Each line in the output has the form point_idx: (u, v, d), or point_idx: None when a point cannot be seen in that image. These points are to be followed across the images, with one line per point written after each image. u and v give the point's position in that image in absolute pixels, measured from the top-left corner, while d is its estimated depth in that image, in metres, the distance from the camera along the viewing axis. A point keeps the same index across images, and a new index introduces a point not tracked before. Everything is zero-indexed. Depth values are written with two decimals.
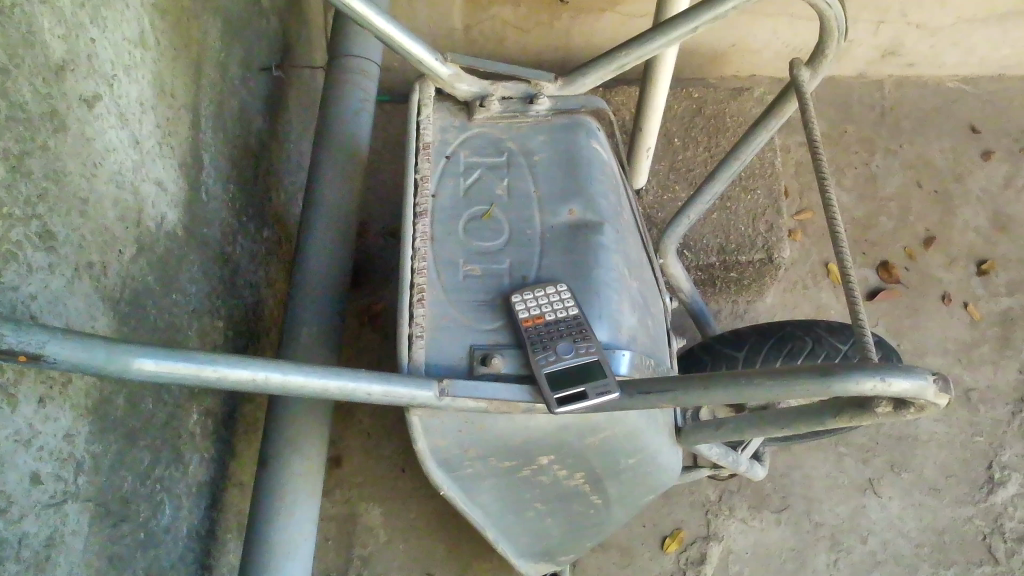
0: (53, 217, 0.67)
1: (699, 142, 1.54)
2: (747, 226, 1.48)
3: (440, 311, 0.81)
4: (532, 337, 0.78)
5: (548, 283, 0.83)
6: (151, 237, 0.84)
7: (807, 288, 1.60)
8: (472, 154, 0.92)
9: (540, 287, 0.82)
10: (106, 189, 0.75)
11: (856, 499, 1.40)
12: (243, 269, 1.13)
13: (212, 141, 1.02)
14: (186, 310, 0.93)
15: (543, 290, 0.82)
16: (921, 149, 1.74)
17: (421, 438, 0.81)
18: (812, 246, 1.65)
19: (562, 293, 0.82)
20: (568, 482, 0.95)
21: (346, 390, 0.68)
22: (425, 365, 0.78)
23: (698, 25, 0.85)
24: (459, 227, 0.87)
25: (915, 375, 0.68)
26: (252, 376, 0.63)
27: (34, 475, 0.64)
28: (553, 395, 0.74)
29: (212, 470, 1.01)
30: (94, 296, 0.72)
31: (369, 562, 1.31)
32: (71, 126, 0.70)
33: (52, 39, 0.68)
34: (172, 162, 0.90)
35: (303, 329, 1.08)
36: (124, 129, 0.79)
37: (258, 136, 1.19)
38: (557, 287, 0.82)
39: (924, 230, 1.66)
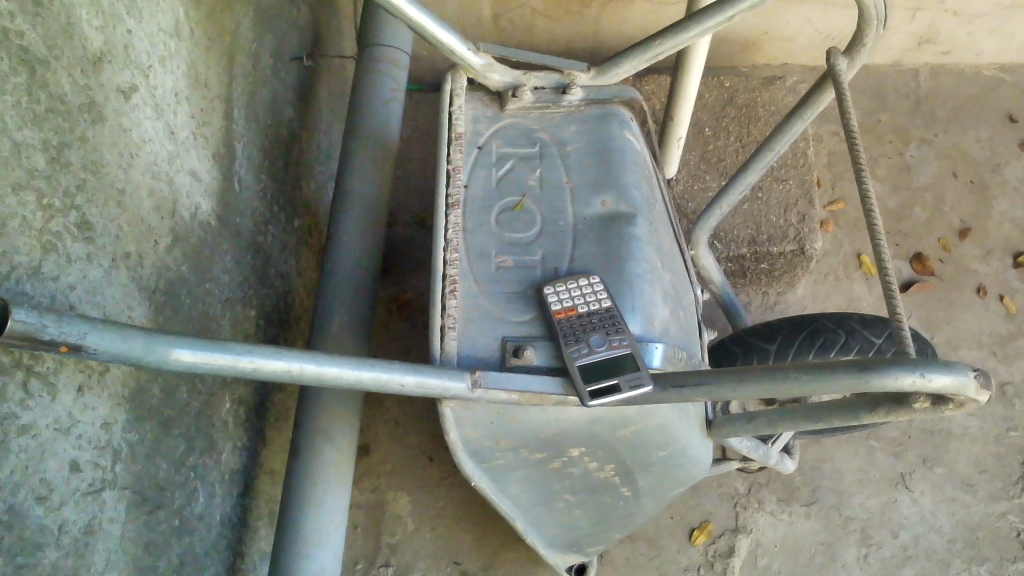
0: (92, 207, 0.68)
1: (730, 132, 1.52)
2: (779, 217, 1.46)
3: (472, 303, 0.81)
4: (565, 330, 0.78)
5: (580, 275, 0.83)
6: (185, 227, 0.85)
7: (839, 279, 1.59)
8: (504, 145, 0.91)
9: (573, 278, 0.82)
10: (142, 179, 0.76)
11: (888, 493, 1.39)
12: (274, 258, 1.14)
13: (245, 132, 1.03)
14: (220, 299, 0.94)
15: (576, 282, 0.82)
16: (957, 139, 1.71)
17: (453, 430, 0.81)
18: (844, 237, 1.63)
19: (594, 285, 0.81)
20: (598, 474, 0.95)
21: (380, 380, 0.68)
22: (457, 357, 0.78)
23: (735, 14, 0.84)
24: (491, 219, 0.86)
25: (956, 371, 0.67)
26: (287, 367, 0.64)
27: (73, 463, 0.65)
28: (586, 388, 0.74)
29: (245, 457, 1.02)
30: (130, 285, 0.73)
31: (398, 550, 1.32)
32: (108, 117, 0.70)
33: (90, 30, 0.68)
34: (206, 153, 0.90)
35: (334, 318, 1.08)
36: (160, 120, 0.80)
37: (290, 125, 1.20)
38: (590, 278, 0.82)
39: (959, 221, 1.63)
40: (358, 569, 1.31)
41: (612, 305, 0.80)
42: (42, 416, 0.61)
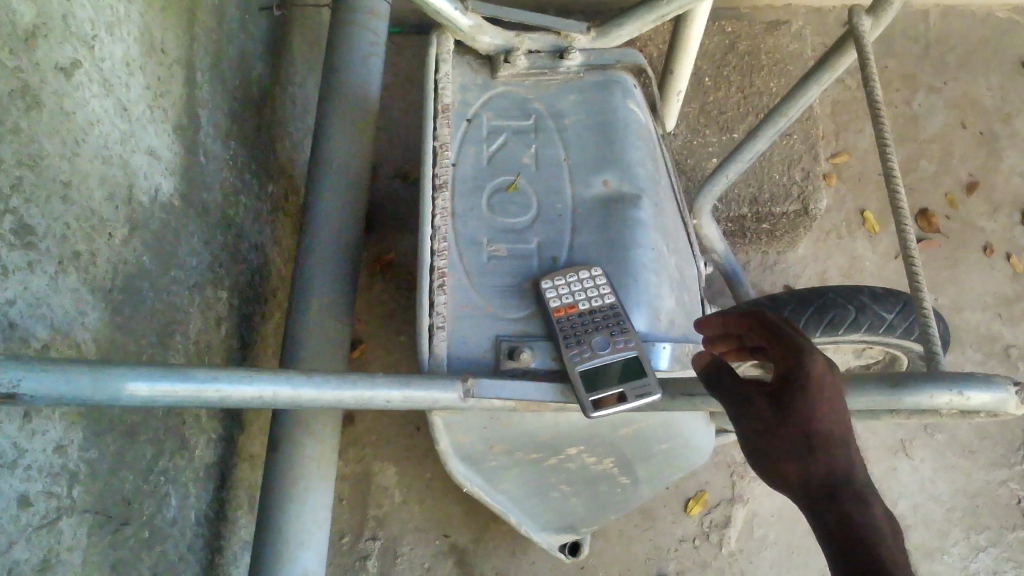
0: (30, 208, 0.59)
1: (731, 82, 1.43)
2: (781, 175, 1.39)
3: (463, 297, 0.74)
4: (566, 331, 0.71)
5: (581, 265, 0.76)
6: (144, 214, 0.76)
7: (841, 237, 1.52)
8: (496, 117, 0.83)
9: (574, 270, 0.75)
10: (92, 167, 0.67)
11: (887, 461, 1.36)
12: (247, 230, 1.06)
13: (209, 96, 0.93)
14: (187, 286, 0.86)
15: (577, 274, 0.74)
16: (967, 86, 1.63)
17: (443, 436, 0.74)
18: (847, 192, 1.56)
19: (596, 278, 0.74)
20: (595, 466, 0.90)
21: (363, 399, 0.62)
22: (447, 360, 0.71)
23: None
24: (483, 202, 0.79)
25: (997, 387, 0.61)
26: (258, 394, 0.57)
27: (22, 498, 0.58)
28: (590, 399, 0.66)
29: (220, 448, 0.96)
30: (82, 289, 0.65)
31: (384, 523, 1.29)
32: (46, 101, 0.61)
33: (19, 2, 0.58)
34: (166, 127, 0.81)
35: (313, 297, 1.01)
36: (109, 97, 0.70)
37: (260, 83, 1.10)
38: (591, 270, 0.75)
39: (967, 175, 1.57)
40: (344, 543, 1.27)
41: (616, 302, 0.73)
42: None
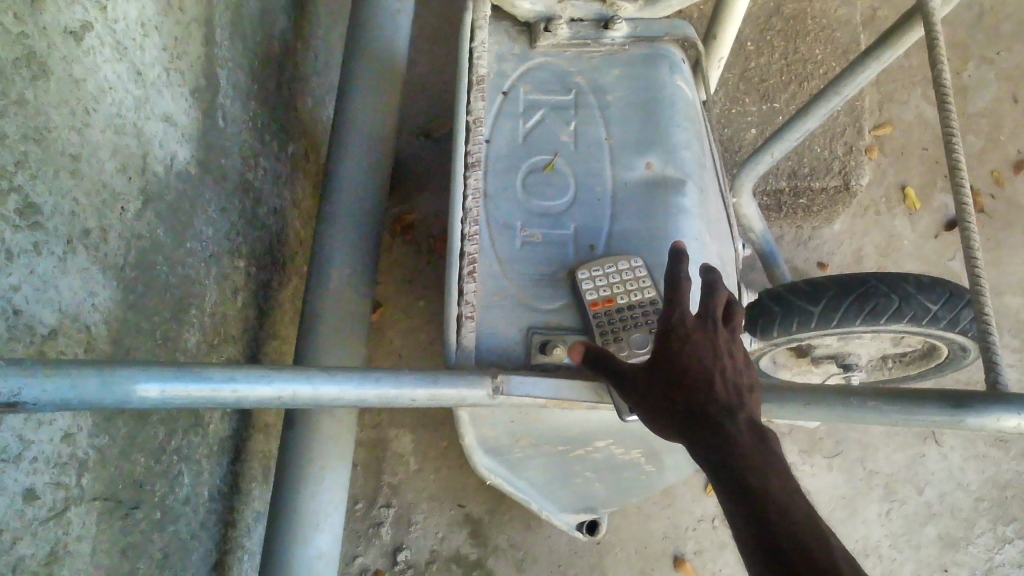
0: (36, 185, 0.55)
1: (775, 48, 1.36)
2: (822, 148, 1.34)
3: (493, 284, 0.70)
4: (605, 328, 0.67)
5: (622, 255, 0.71)
6: (158, 184, 0.72)
7: (880, 214, 1.46)
8: (533, 91, 0.78)
9: (613, 259, 0.70)
10: (103, 138, 0.63)
11: (916, 448, 1.32)
12: (266, 194, 1.02)
13: (229, 54, 0.88)
14: (203, 257, 0.82)
15: (616, 265, 0.70)
16: (1021, 58, 1.55)
17: (469, 429, 0.71)
18: (889, 166, 1.50)
19: (637, 270, 0.70)
20: (622, 456, 0.87)
21: (387, 397, 0.59)
22: (475, 351, 0.67)
23: None
24: (517, 182, 0.74)
25: None
26: (277, 394, 0.54)
27: (27, 492, 0.55)
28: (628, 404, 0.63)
29: (235, 420, 0.93)
30: (92, 269, 0.62)
31: (399, 492, 1.26)
32: (54, 69, 0.57)
33: None
34: (182, 91, 0.76)
35: (333, 268, 0.96)
36: (122, 61, 0.65)
37: (282, 38, 1.05)
38: (632, 260, 0.70)
39: (1016, 152, 1.50)
40: (357, 510, 1.25)
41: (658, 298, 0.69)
42: None
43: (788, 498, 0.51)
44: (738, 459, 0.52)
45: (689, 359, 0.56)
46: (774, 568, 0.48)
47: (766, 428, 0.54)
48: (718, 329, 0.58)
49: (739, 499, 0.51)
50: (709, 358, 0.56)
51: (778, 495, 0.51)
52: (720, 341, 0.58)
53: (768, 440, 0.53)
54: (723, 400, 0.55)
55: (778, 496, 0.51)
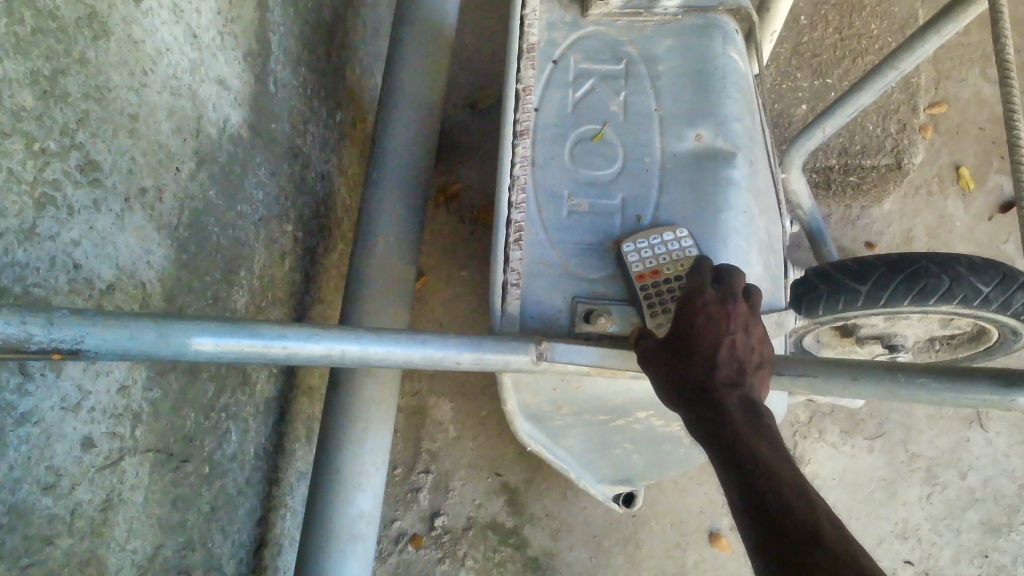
0: (96, 144, 0.56)
1: (830, 23, 1.34)
2: (875, 125, 1.33)
3: (539, 253, 0.71)
4: (653, 298, 0.68)
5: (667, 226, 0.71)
6: (212, 146, 0.73)
7: (932, 194, 1.43)
8: (584, 60, 0.78)
9: (659, 231, 0.70)
10: (159, 99, 0.64)
11: (960, 432, 1.30)
12: (314, 160, 1.03)
13: (280, 20, 0.89)
14: (253, 220, 0.84)
15: (662, 236, 0.70)
16: None
17: (511, 395, 0.72)
18: (943, 146, 1.46)
19: (683, 242, 0.70)
20: (663, 428, 0.87)
21: (432, 359, 0.60)
22: (519, 319, 0.69)
23: None
24: (566, 151, 0.74)
25: None
26: (326, 352, 0.55)
27: (85, 441, 0.57)
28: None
29: (280, 381, 0.95)
30: (148, 227, 0.63)
31: (438, 458, 1.28)
32: (114, 29, 0.57)
33: None
34: (236, 55, 0.77)
35: (379, 235, 0.97)
36: (179, 23, 0.67)
37: (332, 6, 1.05)
38: (678, 232, 0.70)
39: None
40: (397, 475, 1.27)
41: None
42: (44, 398, 0.53)
43: (778, 470, 0.52)
44: (729, 429, 0.54)
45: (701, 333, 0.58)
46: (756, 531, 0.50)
47: (762, 408, 0.56)
48: (737, 306, 0.60)
49: (728, 469, 0.53)
50: (721, 333, 0.58)
51: (767, 465, 0.52)
52: (737, 318, 0.59)
53: (762, 419, 0.55)
54: (726, 375, 0.57)
55: (768, 467, 0.52)
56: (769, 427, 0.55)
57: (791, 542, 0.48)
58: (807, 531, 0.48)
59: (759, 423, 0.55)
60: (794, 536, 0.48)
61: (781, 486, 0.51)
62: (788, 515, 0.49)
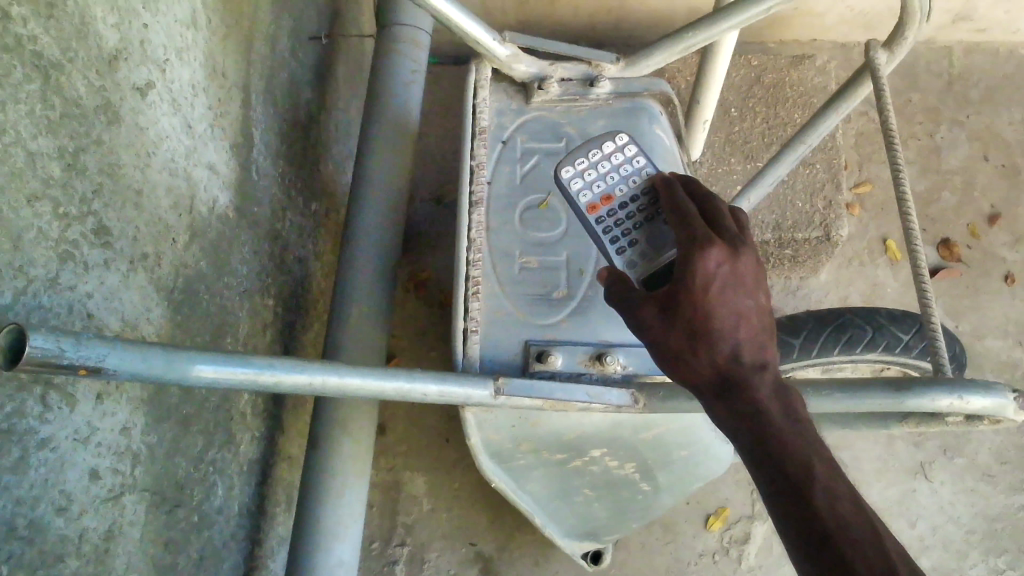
0: (108, 212, 0.66)
1: (757, 114, 1.49)
2: (804, 202, 1.44)
3: (495, 304, 0.80)
4: (610, 221, 0.74)
5: (602, 136, 0.79)
6: (203, 222, 0.83)
7: (863, 264, 1.56)
8: (529, 139, 0.89)
9: (596, 146, 0.78)
10: (159, 178, 0.74)
11: (907, 483, 1.38)
12: (292, 244, 1.13)
13: (262, 118, 1.00)
14: (238, 292, 0.93)
15: (600, 153, 0.78)
16: (990, 120, 1.66)
17: (474, 432, 0.80)
18: (870, 221, 1.60)
19: (617, 150, 0.78)
20: (618, 471, 0.95)
21: (403, 390, 0.68)
22: (479, 361, 0.78)
23: (773, 4, 0.81)
24: (515, 217, 0.85)
25: (995, 393, 0.65)
26: (309, 381, 0.63)
27: (92, 472, 0.64)
28: (667, 260, 0.71)
29: (263, 446, 1.02)
30: (149, 288, 0.72)
31: (413, 529, 1.33)
32: (124, 117, 0.68)
33: (105, 28, 0.65)
34: (224, 145, 0.88)
35: (355, 306, 1.08)
36: (176, 115, 0.77)
37: (307, 108, 1.17)
38: (611, 143, 0.78)
39: (989, 206, 1.59)
40: (374, 547, 1.32)
41: (645, 162, 0.77)
42: (60, 427, 0.60)
43: (809, 452, 0.57)
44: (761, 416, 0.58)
45: (717, 306, 0.59)
46: (798, 520, 0.55)
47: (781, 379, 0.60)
48: (746, 267, 0.61)
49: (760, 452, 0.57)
50: (735, 305, 0.60)
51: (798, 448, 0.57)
52: (744, 281, 0.61)
53: (784, 393, 0.59)
54: (747, 352, 0.59)
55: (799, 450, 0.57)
56: (791, 401, 0.59)
57: (834, 532, 0.53)
58: (850, 526, 0.53)
59: (784, 401, 0.59)
60: (836, 526, 0.54)
61: (816, 475, 0.56)
62: (830, 510, 0.54)
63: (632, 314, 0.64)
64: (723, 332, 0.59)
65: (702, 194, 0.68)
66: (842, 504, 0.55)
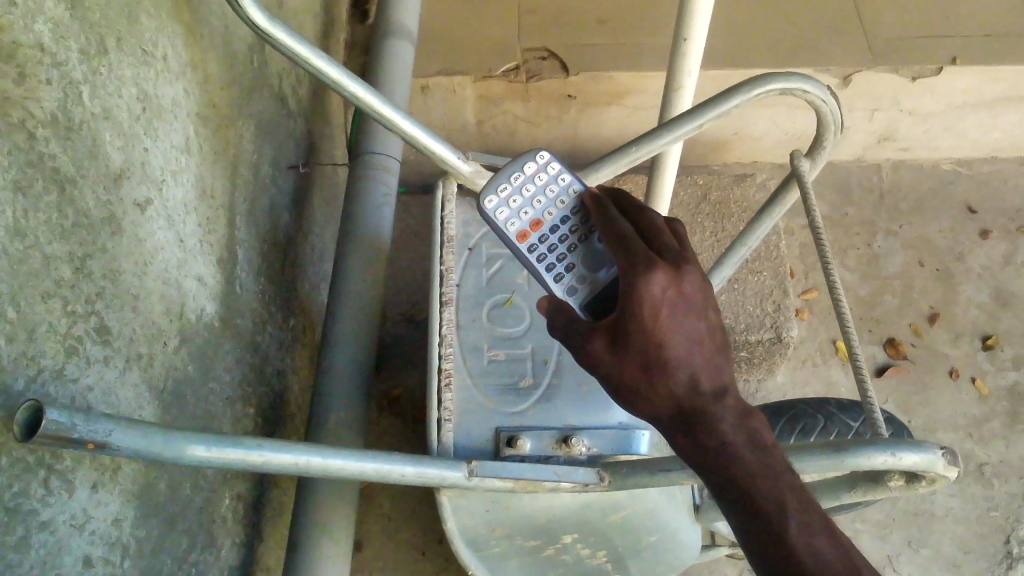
0: (108, 313, 0.72)
1: (705, 227, 1.60)
2: (754, 307, 1.54)
3: (466, 395, 0.87)
4: (543, 246, 0.81)
5: (518, 160, 0.86)
6: (192, 328, 0.89)
7: (817, 366, 1.64)
8: (493, 245, 0.97)
9: (515, 171, 0.85)
10: (154, 286, 0.80)
11: None
12: (271, 357, 1.18)
13: (245, 237, 1.08)
14: (221, 398, 0.97)
15: (520, 178, 0.85)
16: (921, 229, 1.79)
17: (450, 518, 0.85)
18: (819, 325, 1.69)
19: (536, 173, 0.85)
20: (591, 561, 0.98)
21: (382, 471, 0.72)
22: (453, 447, 0.83)
23: (704, 121, 0.91)
24: (483, 315, 0.93)
25: (925, 449, 0.71)
26: (295, 460, 0.68)
27: (85, 559, 0.67)
28: (607, 276, 0.77)
29: (241, 554, 1.04)
30: (142, 386, 0.77)
31: None
32: (126, 228, 0.75)
33: (113, 150, 0.73)
34: (211, 259, 0.95)
35: (333, 412, 1.12)
36: (170, 230, 0.84)
37: (286, 230, 1.25)
38: (529, 167, 0.85)
39: (928, 307, 1.70)
40: None
41: (568, 179, 0.84)
42: (59, 512, 0.63)
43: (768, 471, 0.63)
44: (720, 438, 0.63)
45: (670, 336, 0.65)
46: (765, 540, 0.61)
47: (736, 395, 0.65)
48: (690, 293, 0.67)
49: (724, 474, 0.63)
50: (685, 332, 0.66)
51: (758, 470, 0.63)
52: (692, 307, 0.67)
53: (743, 410, 0.64)
54: (703, 376, 0.64)
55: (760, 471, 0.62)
56: (748, 416, 0.64)
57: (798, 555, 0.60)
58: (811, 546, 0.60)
59: (741, 417, 0.64)
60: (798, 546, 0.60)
61: (776, 496, 0.62)
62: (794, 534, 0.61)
63: (590, 344, 0.69)
64: (676, 359, 0.64)
65: (643, 221, 0.73)
66: (818, 541, 0.61)
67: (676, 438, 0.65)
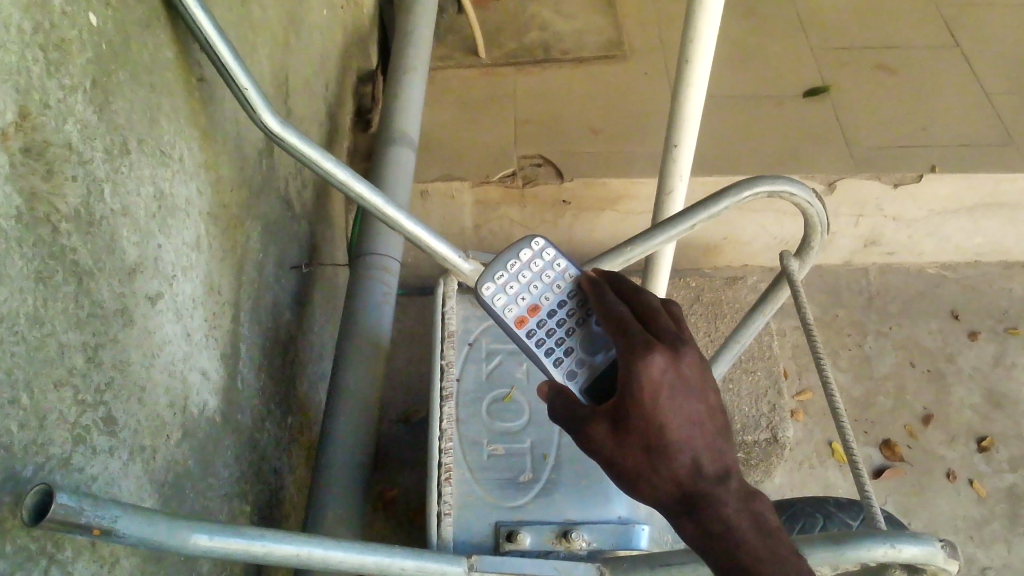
0: (116, 404, 0.73)
1: (698, 328, 1.63)
2: (749, 406, 1.55)
3: (466, 489, 0.88)
4: (540, 331, 0.84)
5: (517, 244, 0.87)
6: (194, 422, 0.90)
7: (814, 466, 1.63)
8: (493, 341, 1.01)
9: (514, 253, 0.86)
10: (160, 379, 0.81)
11: None
12: (269, 454, 1.18)
13: (248, 333, 1.10)
14: (219, 494, 0.97)
15: (518, 261, 0.86)
16: (910, 331, 1.82)
17: None
18: (815, 426, 1.69)
19: (534, 257, 0.87)
20: None
21: (383, 565, 0.72)
22: (453, 541, 0.84)
23: (696, 222, 0.94)
24: (483, 409, 0.95)
25: (924, 541, 0.71)
26: (296, 551, 0.67)
27: None
28: (602, 361, 0.81)
29: None
30: (144, 479, 0.77)
31: None
32: (137, 321, 0.77)
33: (128, 246, 0.75)
34: (215, 354, 0.96)
35: (329, 509, 1.12)
36: (178, 324, 0.86)
37: (287, 328, 1.27)
38: (528, 251, 0.87)
39: (922, 408, 1.71)
40: None
41: (565, 264, 0.86)
42: None
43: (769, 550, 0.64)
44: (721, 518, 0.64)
45: (671, 417, 0.67)
46: None
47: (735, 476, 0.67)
48: (689, 375, 0.69)
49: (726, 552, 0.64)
50: (686, 414, 0.68)
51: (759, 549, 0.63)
52: (690, 388, 0.69)
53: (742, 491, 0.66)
54: (703, 456, 0.66)
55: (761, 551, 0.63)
56: (747, 498, 0.66)
57: None
58: None
59: (741, 498, 0.66)
60: None
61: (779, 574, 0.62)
62: None
63: (592, 428, 0.71)
64: (677, 438, 0.66)
65: (641, 305, 0.76)
66: None
67: (680, 519, 0.66)
